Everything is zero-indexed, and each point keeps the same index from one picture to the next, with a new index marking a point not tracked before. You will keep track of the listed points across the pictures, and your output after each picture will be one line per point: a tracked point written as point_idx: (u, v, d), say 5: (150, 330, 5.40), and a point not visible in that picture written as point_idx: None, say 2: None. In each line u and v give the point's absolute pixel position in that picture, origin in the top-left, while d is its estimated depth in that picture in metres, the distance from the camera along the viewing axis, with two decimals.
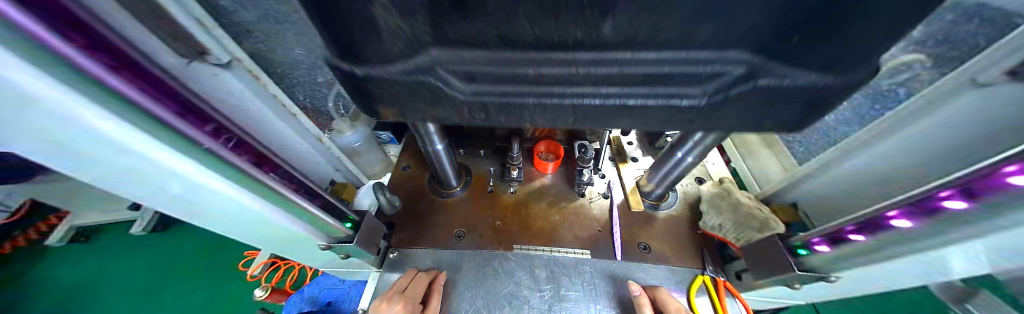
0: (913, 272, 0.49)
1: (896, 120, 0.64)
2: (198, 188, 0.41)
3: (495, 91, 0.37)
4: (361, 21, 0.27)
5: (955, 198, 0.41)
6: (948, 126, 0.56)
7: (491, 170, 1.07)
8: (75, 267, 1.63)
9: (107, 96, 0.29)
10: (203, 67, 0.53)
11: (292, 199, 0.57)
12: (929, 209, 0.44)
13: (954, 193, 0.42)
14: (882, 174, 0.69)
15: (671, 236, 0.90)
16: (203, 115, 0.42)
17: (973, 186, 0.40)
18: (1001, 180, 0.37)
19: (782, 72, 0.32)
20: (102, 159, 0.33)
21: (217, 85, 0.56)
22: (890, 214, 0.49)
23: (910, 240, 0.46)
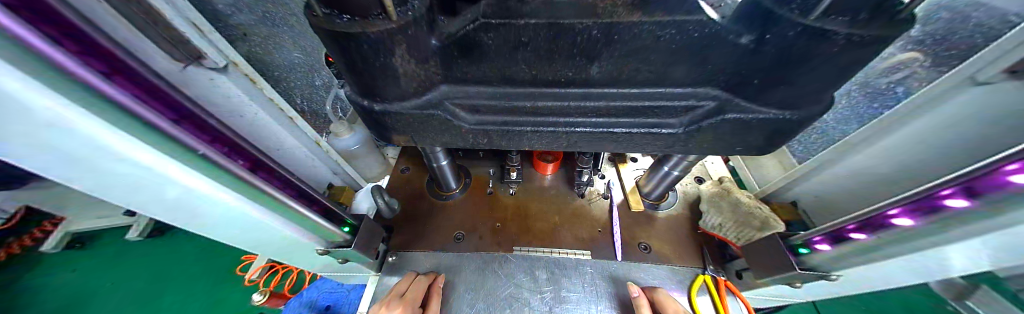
0: (903, 274, 0.38)
1: (881, 127, 0.54)
2: (232, 215, 0.35)
3: (495, 120, 0.41)
4: (382, 69, 0.32)
5: (902, 216, 0.34)
6: (953, 126, 0.45)
7: (490, 171, 0.84)
8: (65, 274, 1.45)
9: (127, 122, 0.24)
10: (200, 73, 0.45)
11: (323, 223, 0.47)
12: (929, 208, 0.31)
13: (899, 212, 0.34)
14: (896, 167, 0.54)
15: (673, 237, 0.70)
16: (221, 137, 0.33)
17: (977, 181, 0.27)
18: (1001, 178, 0.25)
19: (748, 107, 0.34)
20: (102, 172, 0.25)
21: (220, 91, 0.48)
22: (890, 211, 0.35)
23: (904, 240, 0.34)
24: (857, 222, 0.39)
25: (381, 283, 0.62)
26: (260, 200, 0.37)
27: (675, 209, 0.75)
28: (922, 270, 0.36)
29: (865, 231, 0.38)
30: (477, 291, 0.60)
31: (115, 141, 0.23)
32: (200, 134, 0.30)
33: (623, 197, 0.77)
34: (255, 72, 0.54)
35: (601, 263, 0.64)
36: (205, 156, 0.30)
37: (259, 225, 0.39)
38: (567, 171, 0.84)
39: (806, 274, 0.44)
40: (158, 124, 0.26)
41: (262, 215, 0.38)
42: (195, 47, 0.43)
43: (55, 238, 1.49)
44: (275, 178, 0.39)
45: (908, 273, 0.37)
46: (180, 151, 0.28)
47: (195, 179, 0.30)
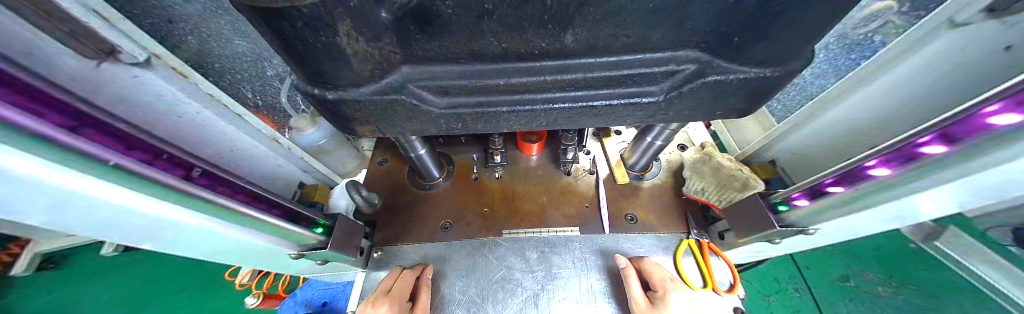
0: (879, 219, 0.40)
1: (858, 79, 0.55)
2: (169, 229, 0.30)
3: (468, 101, 0.38)
4: (326, 50, 0.27)
5: (879, 166, 0.35)
6: (928, 71, 0.46)
7: (474, 156, 0.82)
8: (30, 297, 1.36)
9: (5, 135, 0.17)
10: (118, 69, 0.39)
11: (291, 228, 0.42)
12: (906, 156, 0.32)
13: (875, 163, 0.35)
14: (875, 116, 0.55)
15: (659, 204, 0.71)
16: (132, 142, 0.26)
17: (957, 126, 0.27)
18: (979, 120, 0.25)
19: (726, 68, 0.33)
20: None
21: (144, 88, 0.42)
22: (868, 163, 0.36)
23: (884, 189, 0.35)
24: (833, 177, 0.41)
25: (370, 279, 0.61)
26: (207, 211, 0.31)
27: (660, 178, 0.76)
28: (901, 215, 0.38)
29: (844, 184, 0.39)
30: (468, 276, 0.60)
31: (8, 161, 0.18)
32: (107, 139, 0.24)
33: (608, 171, 0.77)
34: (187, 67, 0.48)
35: (590, 237, 0.65)
36: (120, 165, 0.23)
37: (209, 237, 0.34)
38: (552, 150, 0.83)
39: (785, 231, 0.46)
40: (44, 133, 0.19)
41: (214, 226, 0.33)
42: (106, 39, 0.37)
43: (26, 259, 1.42)
44: (222, 183, 0.33)
45: (885, 217, 0.39)
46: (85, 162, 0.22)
47: (121, 193, 0.25)
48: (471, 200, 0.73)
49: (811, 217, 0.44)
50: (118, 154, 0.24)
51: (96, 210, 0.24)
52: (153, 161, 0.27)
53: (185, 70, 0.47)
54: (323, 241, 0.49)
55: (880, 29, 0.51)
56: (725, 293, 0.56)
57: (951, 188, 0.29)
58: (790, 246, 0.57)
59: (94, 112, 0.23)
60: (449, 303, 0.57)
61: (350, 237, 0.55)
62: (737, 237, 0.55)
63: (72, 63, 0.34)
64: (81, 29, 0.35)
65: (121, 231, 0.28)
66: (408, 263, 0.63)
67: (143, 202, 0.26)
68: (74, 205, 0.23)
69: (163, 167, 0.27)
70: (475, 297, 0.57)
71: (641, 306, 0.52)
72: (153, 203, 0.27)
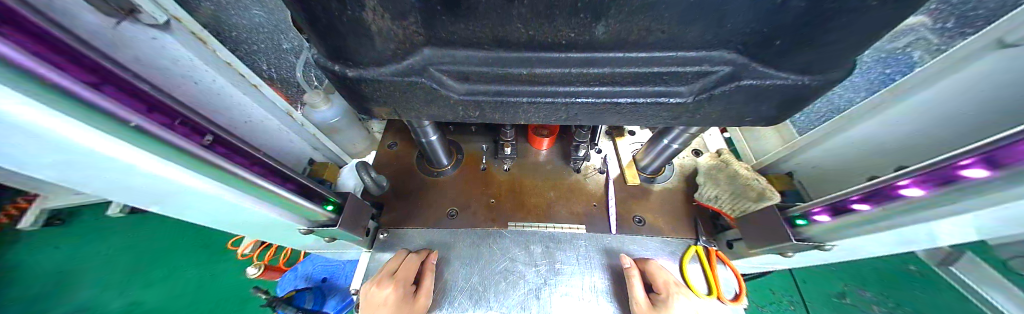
0: (905, 240, 0.38)
1: (894, 93, 0.52)
2: (179, 192, 0.30)
3: (489, 90, 0.37)
4: (351, 25, 0.26)
5: (912, 186, 0.33)
6: (971, 89, 0.43)
7: (483, 146, 0.81)
8: (45, 250, 1.42)
9: (23, 86, 0.16)
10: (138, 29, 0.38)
11: (304, 203, 0.42)
12: (943, 179, 0.30)
13: (909, 182, 0.33)
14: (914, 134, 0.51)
15: (669, 208, 0.70)
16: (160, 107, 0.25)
17: (1002, 151, 0.25)
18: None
19: (764, 73, 0.31)
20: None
21: (161, 54, 0.42)
22: (902, 183, 0.34)
23: (912, 212, 0.33)
24: (859, 194, 0.39)
25: (375, 260, 0.61)
26: (223, 180, 0.31)
27: (671, 182, 0.75)
28: (916, 237, 0.36)
29: (870, 202, 0.37)
30: (471, 265, 0.60)
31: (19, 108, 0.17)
32: (129, 99, 0.22)
33: (618, 171, 0.76)
34: (206, 32, 0.48)
35: (596, 236, 0.64)
36: (143, 128, 0.22)
37: (221, 204, 0.34)
38: (563, 146, 0.82)
39: (801, 245, 0.45)
40: (68, 88, 0.18)
41: (224, 194, 0.33)
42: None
43: (32, 215, 1.46)
44: (240, 153, 0.33)
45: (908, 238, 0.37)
46: (108, 122, 0.21)
47: (131, 152, 0.24)
48: (479, 190, 0.72)
49: (829, 234, 0.43)
50: (143, 117, 0.23)
51: (102, 165, 0.23)
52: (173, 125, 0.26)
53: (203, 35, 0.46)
54: (333, 219, 0.48)
55: (918, 43, 0.49)
56: (730, 302, 0.56)
57: (985, 215, 0.28)
58: (802, 260, 0.56)
59: (115, 70, 0.22)
60: (453, 290, 0.57)
61: (358, 218, 0.54)
62: (749, 247, 0.54)
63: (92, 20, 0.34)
64: None
65: (127, 191, 0.28)
66: (412, 247, 0.63)
67: (151, 162, 0.26)
68: (80, 161, 0.23)
69: (185, 133, 0.26)
70: (478, 286, 0.58)
71: (643, 307, 0.52)
72: (161, 166, 0.27)
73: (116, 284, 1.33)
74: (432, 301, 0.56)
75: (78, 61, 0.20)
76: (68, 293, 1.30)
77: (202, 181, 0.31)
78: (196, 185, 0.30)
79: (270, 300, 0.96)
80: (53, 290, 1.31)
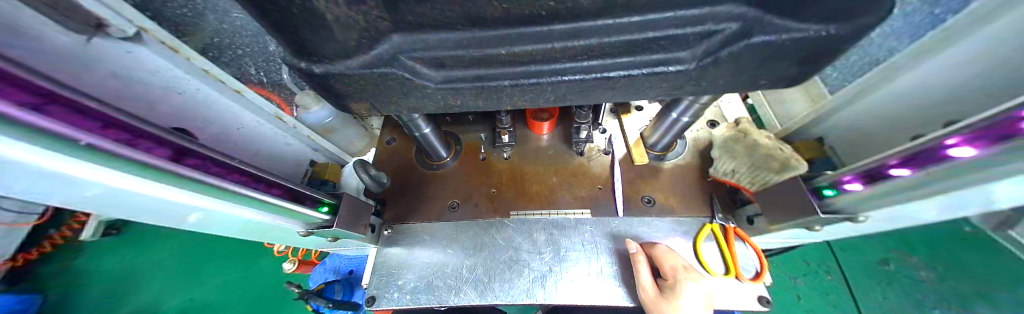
0: (942, 206, 0.33)
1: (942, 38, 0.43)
2: (164, 204, 0.30)
3: (467, 75, 0.34)
4: (302, 15, 0.24)
5: (963, 145, 0.27)
6: None
7: (482, 135, 0.79)
8: (104, 257, 1.58)
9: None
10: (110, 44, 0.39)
11: (293, 206, 0.42)
12: (999, 135, 0.24)
13: (960, 141, 0.27)
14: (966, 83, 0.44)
15: (681, 187, 0.66)
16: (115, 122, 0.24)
17: None
18: None
19: (781, 27, 0.26)
20: None
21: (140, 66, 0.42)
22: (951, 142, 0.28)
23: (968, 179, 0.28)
24: (897, 158, 0.33)
25: (382, 255, 0.62)
26: (202, 190, 0.31)
27: (683, 158, 0.70)
28: (973, 203, 0.31)
29: (909, 166, 0.32)
30: (475, 256, 0.60)
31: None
32: (79, 118, 0.21)
33: (624, 151, 0.72)
34: (176, 40, 0.46)
35: (602, 220, 0.62)
36: (94, 145, 0.22)
37: (203, 214, 0.34)
38: (565, 129, 0.78)
39: (829, 218, 0.40)
40: (20, 117, 0.17)
41: (202, 204, 0.33)
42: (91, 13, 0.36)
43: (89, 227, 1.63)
44: (214, 163, 0.32)
45: (956, 204, 0.32)
46: (62, 144, 0.20)
47: (102, 173, 0.24)
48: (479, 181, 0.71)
49: (860, 205, 0.38)
50: (97, 136, 0.22)
51: (73, 186, 0.23)
52: (134, 141, 0.25)
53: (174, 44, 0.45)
54: (329, 220, 0.49)
55: None
56: (749, 281, 0.52)
57: None
58: (832, 233, 0.51)
59: (56, 87, 0.20)
60: (458, 281, 0.57)
61: (357, 216, 0.54)
62: (769, 223, 0.50)
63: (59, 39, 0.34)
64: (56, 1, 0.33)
65: (115, 206, 0.28)
66: (416, 240, 0.63)
67: (120, 178, 0.25)
68: (41, 184, 0.21)
69: (145, 148, 0.26)
70: (483, 276, 0.57)
71: (649, 293, 0.52)
72: (133, 182, 0.26)
73: (167, 285, 1.48)
74: (439, 293, 0.56)
75: (17, 83, 0.18)
76: (128, 294, 1.46)
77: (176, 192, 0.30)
78: (172, 198, 0.30)
79: (300, 294, 1.02)
80: (114, 292, 1.47)
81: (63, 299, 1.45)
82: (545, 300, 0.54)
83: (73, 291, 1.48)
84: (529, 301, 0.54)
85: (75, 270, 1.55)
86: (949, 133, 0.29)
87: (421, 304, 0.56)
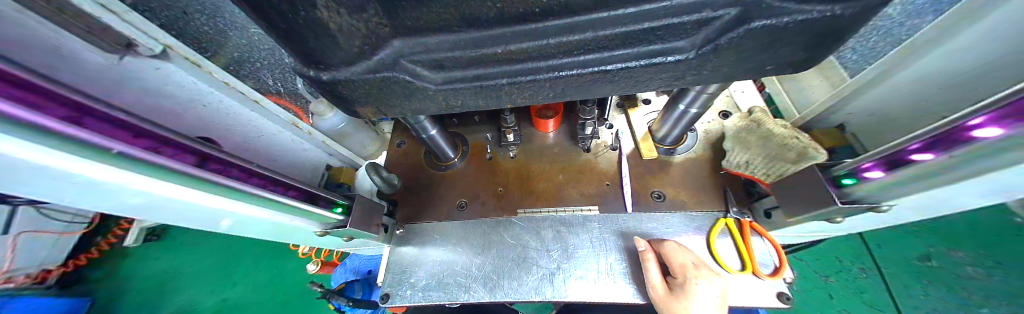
0: (982, 192, 0.31)
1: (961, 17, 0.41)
2: (197, 207, 0.33)
3: (466, 75, 0.35)
4: (308, 25, 0.26)
5: (990, 126, 0.25)
6: None
7: (488, 135, 0.79)
8: (149, 261, 1.73)
9: (10, 130, 0.18)
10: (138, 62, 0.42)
11: (309, 207, 0.44)
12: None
13: (987, 120, 0.25)
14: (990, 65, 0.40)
15: (693, 181, 0.64)
16: (142, 133, 0.26)
17: None
18: None
19: (784, 8, 0.24)
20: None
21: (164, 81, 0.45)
22: (974, 123, 0.26)
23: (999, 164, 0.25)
24: (922, 141, 0.31)
25: (394, 254, 0.64)
26: (225, 194, 0.34)
27: (695, 151, 0.67)
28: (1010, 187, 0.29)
29: (933, 150, 0.29)
30: (484, 254, 0.60)
31: (11, 148, 0.18)
32: (110, 129, 0.24)
33: (632, 146, 0.70)
34: (197, 55, 0.50)
35: (609, 217, 0.61)
36: (124, 153, 0.24)
37: (231, 216, 0.36)
38: (570, 126, 0.78)
39: (850, 208, 0.38)
40: (51, 127, 0.20)
41: (228, 206, 0.35)
42: (122, 34, 0.40)
43: (134, 234, 1.78)
44: (236, 169, 0.35)
45: (993, 190, 0.30)
46: (93, 152, 0.22)
47: (136, 179, 0.27)
48: (486, 180, 0.72)
49: (884, 193, 0.36)
50: (127, 144, 0.24)
51: (112, 190, 0.26)
52: (160, 148, 0.27)
53: (195, 58, 0.49)
54: (342, 220, 0.51)
55: None
56: (768, 277, 0.50)
57: None
58: (859, 225, 0.48)
59: (88, 103, 0.23)
60: (468, 279, 0.58)
61: (370, 216, 0.56)
62: (787, 215, 0.47)
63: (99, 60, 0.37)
64: (96, 26, 0.37)
65: (148, 210, 0.31)
66: (427, 239, 0.65)
67: (150, 183, 0.28)
68: (83, 189, 0.24)
69: (171, 154, 0.28)
70: (492, 274, 0.58)
71: (659, 291, 0.51)
72: (163, 186, 0.29)
73: (204, 286, 1.59)
74: (450, 290, 0.58)
75: (54, 98, 0.21)
76: (171, 295, 1.58)
77: (205, 196, 0.33)
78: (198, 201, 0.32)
79: (322, 292, 1.07)
80: (159, 292, 1.60)
81: (113, 300, 1.59)
82: (554, 298, 0.54)
83: (124, 292, 1.62)
84: (538, 298, 0.54)
85: (123, 273, 1.70)
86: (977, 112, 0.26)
87: (432, 300, 0.57)
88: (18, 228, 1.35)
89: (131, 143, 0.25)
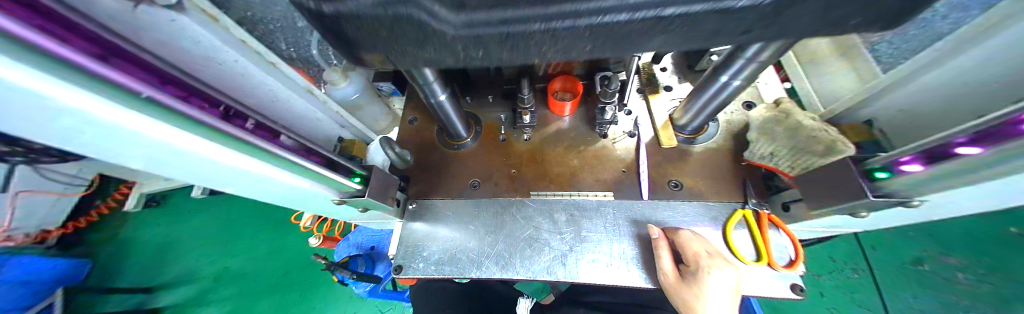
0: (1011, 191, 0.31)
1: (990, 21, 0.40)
2: (216, 163, 0.32)
3: (492, 18, 0.25)
4: None
5: None
6: None
7: (503, 116, 0.78)
8: (152, 227, 1.75)
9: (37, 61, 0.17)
10: (154, 11, 0.39)
11: (328, 173, 0.43)
12: None
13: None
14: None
15: (712, 172, 0.63)
16: (171, 81, 0.26)
17: None
18: None
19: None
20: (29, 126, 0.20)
21: (183, 36, 0.43)
22: None
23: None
24: (966, 136, 0.29)
25: (406, 229, 0.64)
26: (248, 152, 0.33)
27: (715, 141, 0.66)
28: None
29: (980, 145, 0.28)
30: (495, 233, 0.60)
31: (46, 88, 0.17)
32: (138, 72, 0.23)
33: (651, 134, 0.69)
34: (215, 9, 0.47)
35: (624, 203, 0.60)
36: (153, 98, 0.23)
37: (249, 176, 0.36)
38: (587, 110, 0.76)
39: (879, 202, 0.37)
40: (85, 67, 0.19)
41: (251, 166, 0.35)
42: None
43: (133, 199, 1.78)
44: (256, 126, 0.34)
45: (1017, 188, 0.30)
46: (122, 94, 0.22)
47: (160, 128, 0.26)
48: (500, 160, 0.71)
49: (913, 190, 0.35)
50: (153, 88, 0.24)
51: (141, 142, 0.25)
52: (189, 98, 0.27)
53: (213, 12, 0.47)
54: (361, 190, 0.50)
55: None
56: (784, 268, 0.50)
57: None
58: (882, 222, 0.47)
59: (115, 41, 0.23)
60: (479, 258, 0.58)
61: (385, 189, 0.55)
62: (808, 208, 0.47)
63: (112, 5, 0.35)
64: None
65: (178, 165, 0.31)
66: (439, 216, 0.64)
67: (172, 133, 0.27)
68: (101, 138, 0.23)
69: (197, 105, 0.27)
70: (504, 252, 0.58)
71: (670, 278, 0.52)
72: (191, 140, 0.28)
73: (207, 254, 1.62)
74: (461, 265, 0.58)
75: (83, 33, 0.20)
76: (175, 261, 1.61)
77: (230, 152, 0.32)
78: (222, 158, 0.32)
79: (327, 265, 1.08)
80: (161, 257, 1.64)
81: (120, 263, 1.63)
82: (565, 278, 0.54)
83: (128, 255, 1.66)
84: (549, 278, 0.55)
85: (128, 237, 1.72)
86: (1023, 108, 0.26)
87: (444, 274, 0.58)
88: (19, 187, 1.35)
89: (161, 89, 0.24)
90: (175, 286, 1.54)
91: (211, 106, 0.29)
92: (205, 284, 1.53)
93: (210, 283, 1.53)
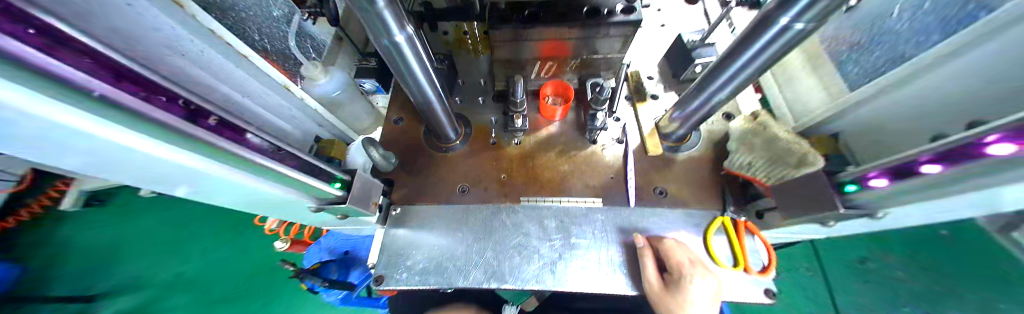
0: (957, 206, 0.34)
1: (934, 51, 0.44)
2: (155, 168, 0.27)
3: None
4: None
5: (1002, 142, 0.25)
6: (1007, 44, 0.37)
7: (493, 119, 0.77)
8: (88, 229, 1.54)
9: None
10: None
11: (306, 179, 0.40)
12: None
13: (996, 137, 0.26)
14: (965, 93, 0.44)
15: (695, 180, 0.65)
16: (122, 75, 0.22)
17: None
18: None
19: None
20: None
21: (137, 23, 0.37)
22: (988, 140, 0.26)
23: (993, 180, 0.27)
24: (927, 155, 0.31)
25: (388, 236, 0.61)
26: (213, 156, 0.29)
27: (698, 150, 0.69)
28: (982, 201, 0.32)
29: (941, 163, 0.30)
30: (484, 240, 0.59)
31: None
32: (81, 64, 0.20)
33: (638, 141, 0.71)
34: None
35: (613, 210, 0.61)
36: (103, 96, 0.20)
37: (212, 181, 0.32)
38: (577, 116, 0.77)
39: (847, 214, 0.40)
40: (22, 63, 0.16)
41: (216, 172, 0.31)
42: None
43: (69, 197, 1.57)
44: (224, 127, 0.30)
45: (964, 203, 0.33)
46: (61, 91, 0.18)
47: (105, 129, 0.22)
48: (489, 164, 0.70)
49: (878, 202, 0.38)
50: (102, 84, 0.20)
51: (83, 145, 0.21)
52: (145, 95, 0.24)
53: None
54: (342, 196, 0.47)
55: None
56: (757, 274, 0.53)
57: None
58: (844, 230, 0.51)
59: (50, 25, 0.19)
60: (467, 267, 0.56)
61: (368, 194, 0.52)
62: (783, 217, 0.50)
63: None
64: None
65: (122, 168, 0.26)
66: (424, 223, 0.62)
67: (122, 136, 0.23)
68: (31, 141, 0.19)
69: (144, 100, 0.23)
70: (492, 260, 0.57)
71: (656, 288, 0.52)
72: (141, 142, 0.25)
73: (155, 259, 1.45)
74: (447, 275, 0.56)
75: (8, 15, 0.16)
76: (116, 268, 1.43)
77: (190, 156, 0.29)
78: (180, 163, 0.28)
79: (298, 272, 1.00)
80: (98, 263, 1.44)
81: (46, 270, 1.42)
82: (554, 286, 0.54)
83: (57, 261, 1.45)
84: (538, 287, 0.54)
85: (58, 240, 1.51)
86: (979, 132, 0.28)
87: (428, 285, 0.55)
88: None
89: (111, 85, 0.21)
90: (115, 295, 1.36)
91: (171, 106, 0.26)
92: (152, 293, 1.37)
93: (158, 291, 1.37)
